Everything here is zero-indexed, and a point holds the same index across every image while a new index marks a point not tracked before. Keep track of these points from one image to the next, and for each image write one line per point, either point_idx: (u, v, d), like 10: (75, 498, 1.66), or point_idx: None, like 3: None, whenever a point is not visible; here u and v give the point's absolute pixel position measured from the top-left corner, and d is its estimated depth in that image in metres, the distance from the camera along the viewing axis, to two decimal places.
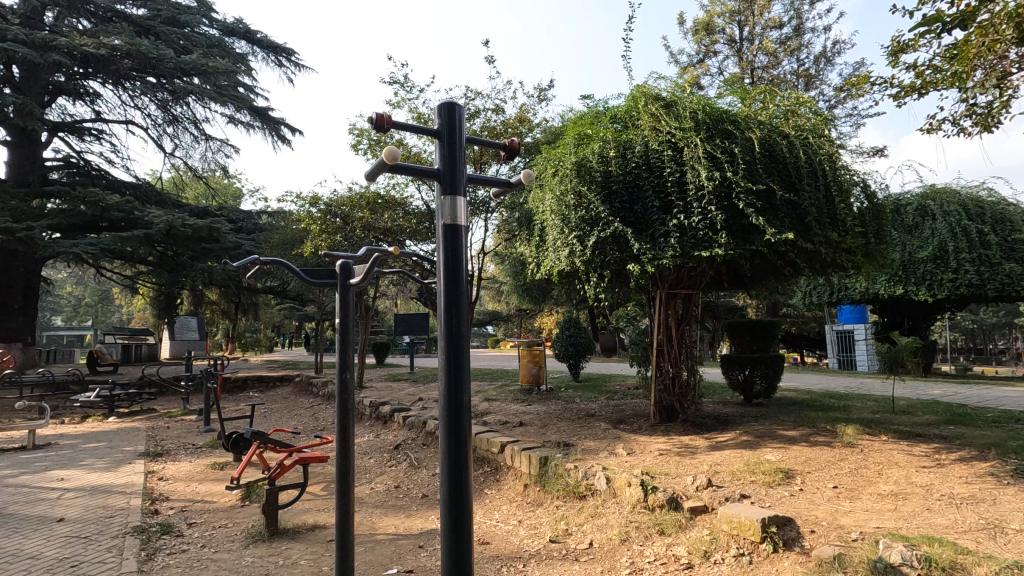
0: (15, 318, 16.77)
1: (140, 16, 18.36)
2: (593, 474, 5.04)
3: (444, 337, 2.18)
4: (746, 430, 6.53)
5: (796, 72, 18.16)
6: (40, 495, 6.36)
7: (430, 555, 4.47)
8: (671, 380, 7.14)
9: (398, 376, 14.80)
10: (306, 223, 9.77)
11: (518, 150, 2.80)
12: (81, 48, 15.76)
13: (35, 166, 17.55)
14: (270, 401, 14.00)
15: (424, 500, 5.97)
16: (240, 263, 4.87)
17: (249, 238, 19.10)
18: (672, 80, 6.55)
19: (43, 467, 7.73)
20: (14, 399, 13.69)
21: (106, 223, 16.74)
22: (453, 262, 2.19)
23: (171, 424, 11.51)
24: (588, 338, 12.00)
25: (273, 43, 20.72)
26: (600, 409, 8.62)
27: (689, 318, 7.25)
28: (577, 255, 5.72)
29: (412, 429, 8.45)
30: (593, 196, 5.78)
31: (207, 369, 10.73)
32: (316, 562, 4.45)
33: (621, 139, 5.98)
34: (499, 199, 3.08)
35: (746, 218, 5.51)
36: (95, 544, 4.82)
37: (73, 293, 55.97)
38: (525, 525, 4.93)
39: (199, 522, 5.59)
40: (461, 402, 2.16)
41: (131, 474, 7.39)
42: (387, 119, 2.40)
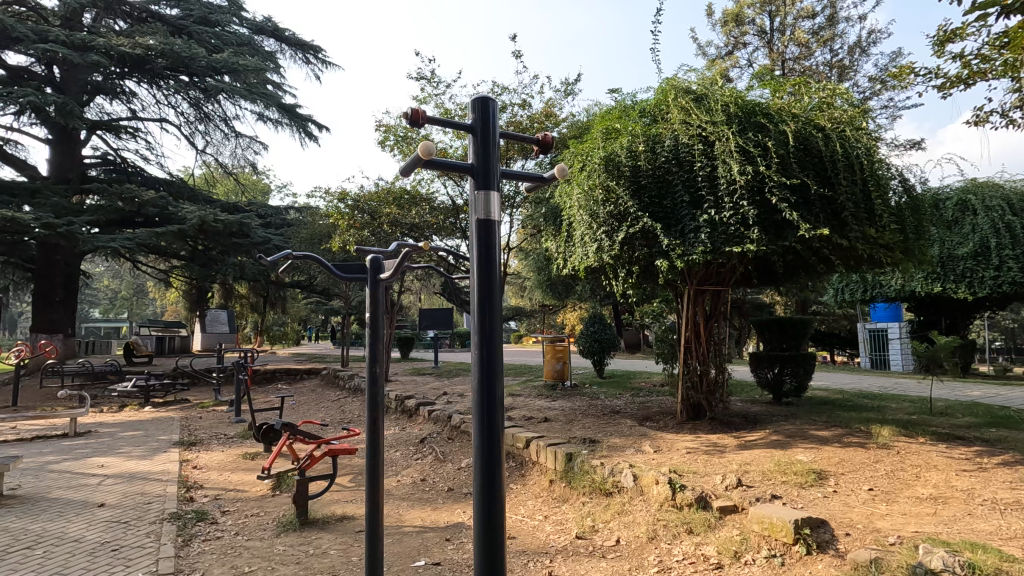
0: (56, 310, 17.37)
1: (174, 16, 18.79)
2: (620, 471, 5.01)
3: (477, 333, 2.18)
4: (776, 429, 6.41)
5: (830, 63, 17.65)
6: (81, 481, 6.61)
7: (456, 548, 4.51)
8: (699, 378, 7.05)
9: (422, 370, 14.98)
10: (334, 218, 9.87)
11: (551, 144, 2.77)
12: (117, 48, 16.20)
13: (75, 163, 18.14)
14: (299, 393, 14.28)
15: (450, 493, 6.03)
16: (273, 258, 4.92)
17: (277, 233, 19.46)
18: (702, 73, 6.45)
19: (84, 454, 8.03)
20: (55, 388, 14.23)
21: (141, 218, 17.24)
22: (486, 258, 2.19)
23: (204, 414, 11.83)
24: (612, 335, 11.94)
25: (301, 40, 21.00)
26: (625, 405, 8.58)
27: (718, 315, 7.13)
28: (606, 250, 5.68)
29: (437, 423, 8.52)
30: (622, 191, 5.71)
31: (238, 361, 10.98)
32: (345, 553, 4.52)
33: (650, 133, 5.89)
34: (531, 194, 3.05)
35: (779, 214, 5.41)
36: (135, 530, 4.99)
37: (110, 287, 57.91)
38: (551, 521, 4.93)
39: (232, 511, 5.74)
40: (494, 396, 2.16)
41: (166, 462, 7.62)
42: (422, 115, 2.40)
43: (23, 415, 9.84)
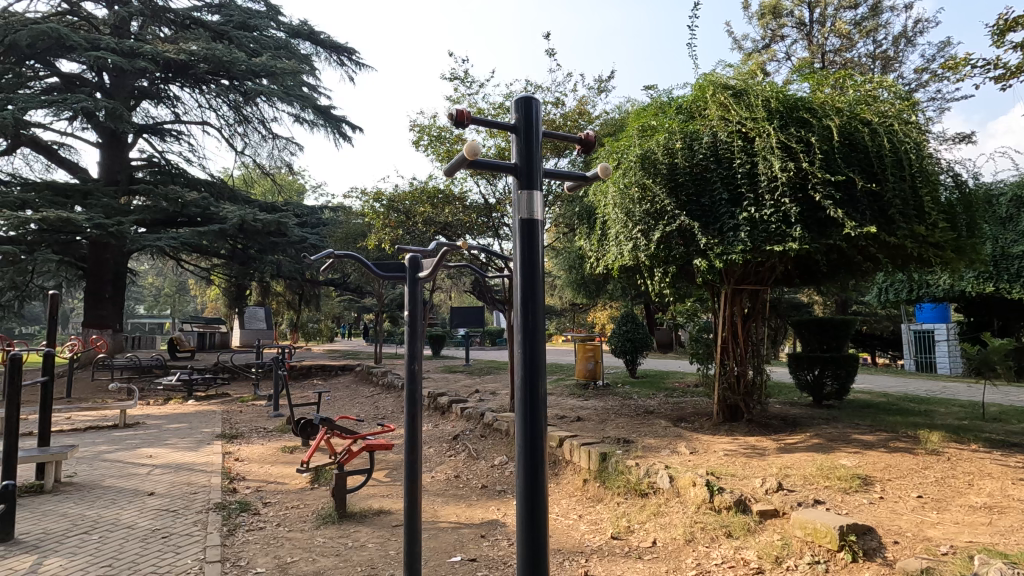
0: (105, 306, 18.15)
1: (215, 22, 19.37)
2: (655, 472, 4.96)
3: (521, 333, 2.18)
4: (818, 432, 6.25)
5: (873, 54, 17.02)
6: (132, 471, 6.90)
7: (492, 545, 4.54)
8: (736, 379, 6.93)
9: (454, 368, 15.13)
10: (369, 218, 10.01)
11: (593, 144, 2.77)
12: (163, 55, 16.82)
13: (123, 166, 18.89)
14: (334, 389, 14.59)
15: (484, 491, 6.07)
16: (316, 258, 5.02)
17: (313, 232, 19.90)
18: (740, 68, 6.34)
19: (133, 445, 8.38)
20: (105, 381, 14.89)
21: (185, 217, 17.90)
22: (530, 257, 2.20)
23: (244, 408, 12.20)
24: (645, 334, 11.81)
25: (336, 43, 21.39)
26: (659, 406, 8.46)
27: (756, 315, 7.00)
28: (641, 249, 5.62)
29: (470, 421, 8.60)
30: (658, 189, 5.65)
31: (276, 357, 11.28)
32: (383, 546, 4.61)
33: (687, 130, 5.81)
34: (574, 192, 3.03)
35: (822, 211, 5.28)
36: (183, 518, 5.19)
37: (155, 284, 60.32)
38: (586, 520, 4.92)
39: (274, 502, 5.91)
40: (537, 394, 2.17)
41: (210, 454, 7.90)
42: (466, 115, 2.43)
43: (77, 406, 10.32)
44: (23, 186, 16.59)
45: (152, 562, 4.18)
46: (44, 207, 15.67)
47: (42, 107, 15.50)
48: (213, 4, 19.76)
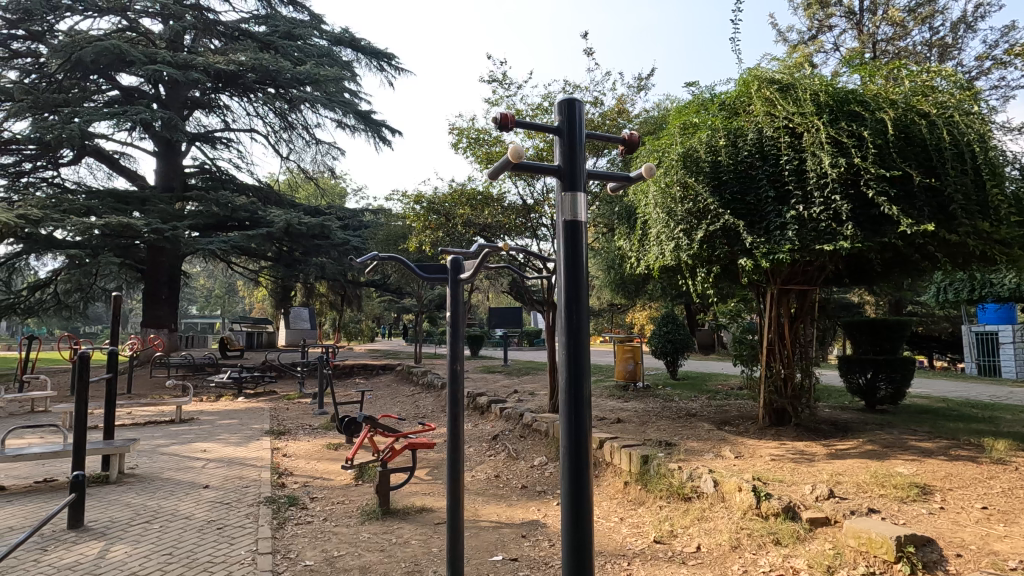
0: (161, 306, 19.08)
1: (262, 33, 20.08)
2: (699, 476, 4.87)
3: (565, 335, 2.18)
4: (871, 438, 6.00)
5: (929, 41, 16.20)
6: (188, 464, 7.24)
7: (533, 546, 4.55)
8: (783, 382, 6.74)
9: (493, 368, 15.23)
10: (410, 220, 10.18)
11: (637, 144, 2.74)
12: (214, 66, 17.58)
13: (177, 173, 19.80)
14: (376, 387, 14.91)
15: (524, 491, 6.10)
16: (361, 260, 5.15)
17: (355, 234, 20.39)
18: (785, 61, 6.16)
19: (189, 439, 8.78)
20: (163, 378, 15.65)
21: (235, 221, 18.63)
22: (574, 259, 2.19)
23: (290, 406, 12.60)
24: (686, 335, 11.60)
25: (376, 49, 21.85)
26: (701, 409, 8.30)
27: (804, 316, 6.79)
28: (684, 249, 5.52)
29: (509, 421, 8.64)
30: (701, 187, 5.54)
31: (321, 356, 11.61)
32: (426, 543, 4.68)
33: (731, 127, 5.69)
34: (617, 193, 3.00)
35: (876, 208, 5.07)
36: (236, 511, 5.41)
37: (206, 285, 62.90)
38: (627, 523, 4.87)
39: (320, 497, 6.09)
40: (582, 397, 2.16)
41: (259, 449, 8.20)
42: (510, 119, 2.44)
43: (137, 402, 10.88)
44: (88, 194, 17.59)
45: (208, 552, 4.37)
46: (107, 213, 16.57)
47: (105, 119, 16.38)
48: (260, 16, 20.49)
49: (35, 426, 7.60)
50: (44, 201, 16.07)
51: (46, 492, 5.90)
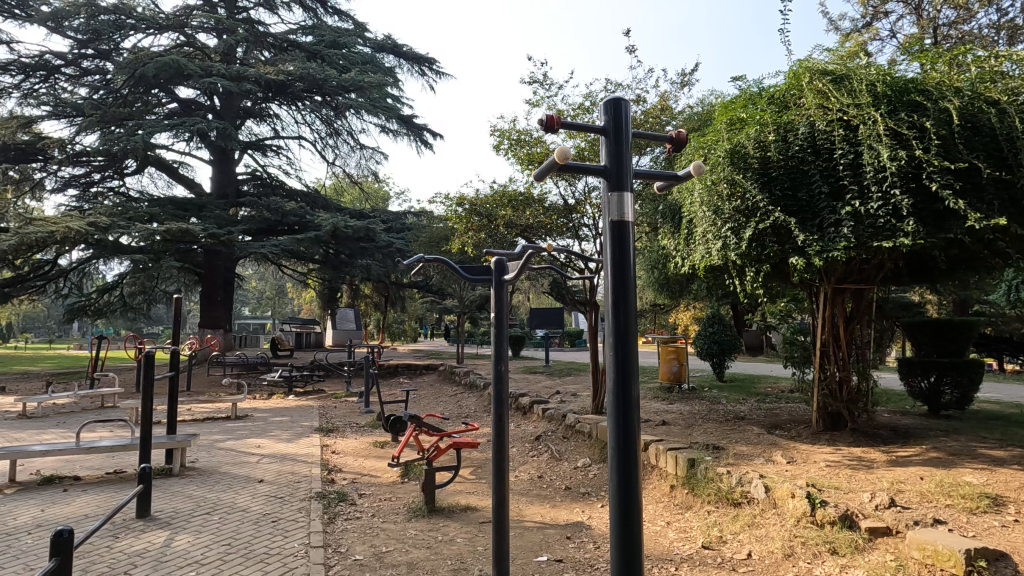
0: (217, 308, 19.99)
1: (309, 43, 20.76)
2: (749, 481, 4.73)
3: (613, 335, 2.16)
4: (935, 445, 5.70)
5: (997, 24, 15.20)
6: (243, 459, 7.56)
7: (578, 547, 4.54)
8: (838, 385, 6.48)
9: (534, 369, 15.24)
10: (452, 222, 10.29)
11: (685, 142, 2.68)
12: (265, 77, 18.29)
13: (231, 180, 20.68)
14: (420, 387, 15.15)
15: (567, 492, 6.09)
16: (408, 262, 5.24)
17: (398, 236, 20.77)
18: (839, 51, 5.93)
19: (244, 435, 9.16)
20: (219, 376, 16.40)
21: (285, 225, 19.34)
22: (620, 259, 2.17)
23: (337, 404, 12.97)
24: (733, 336, 11.29)
25: (417, 54, 22.23)
26: (750, 412, 8.07)
27: (861, 317, 6.50)
28: (731, 248, 5.38)
29: (551, 422, 8.63)
30: (750, 184, 5.38)
31: (367, 356, 11.90)
32: (471, 541, 4.74)
33: (781, 121, 5.51)
34: (665, 192, 2.95)
35: (940, 203, 4.80)
36: (289, 504, 5.62)
37: (258, 287, 65.50)
38: (674, 527, 4.79)
39: (368, 494, 6.25)
40: (630, 398, 2.14)
41: (310, 446, 8.48)
42: (556, 121, 2.44)
43: (196, 399, 11.44)
44: (150, 202, 18.59)
45: (264, 544, 4.56)
46: (167, 220, 17.49)
47: (165, 130, 17.29)
48: (307, 26, 21.17)
49: (106, 421, 8.10)
50: (112, 209, 17.08)
51: (116, 483, 6.28)
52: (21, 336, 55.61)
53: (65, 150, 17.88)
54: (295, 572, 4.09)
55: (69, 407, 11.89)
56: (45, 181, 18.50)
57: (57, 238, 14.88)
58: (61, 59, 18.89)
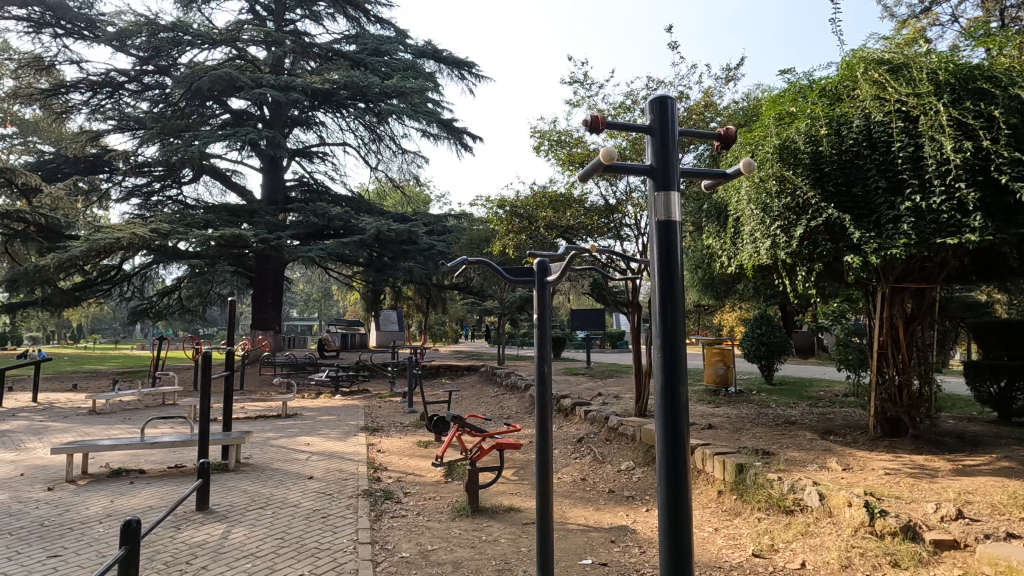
0: (268, 310, 20.76)
1: (352, 51, 21.32)
2: (801, 488, 4.56)
3: (660, 336, 2.13)
4: (1006, 454, 5.36)
5: None
6: (294, 456, 7.83)
7: (623, 551, 4.49)
8: (898, 390, 6.18)
9: (576, 370, 15.13)
10: (494, 224, 10.36)
11: (734, 138, 2.62)
12: (311, 86, 18.89)
13: (280, 187, 21.44)
14: (462, 388, 15.29)
15: (611, 495, 6.02)
16: (451, 265, 5.29)
17: (440, 238, 21.03)
18: (895, 39, 5.67)
19: (294, 433, 9.48)
20: (271, 375, 17.04)
21: (331, 230, 19.93)
22: (668, 259, 2.14)
23: (382, 404, 13.24)
24: (783, 338, 10.92)
25: (457, 59, 22.48)
26: (801, 416, 7.79)
27: (922, 317, 6.17)
28: (781, 247, 5.22)
29: (594, 424, 8.56)
30: (800, 180, 5.20)
31: (410, 357, 12.11)
32: (515, 542, 4.76)
33: (833, 114, 5.30)
34: (712, 191, 2.88)
35: (1010, 196, 4.54)
36: (338, 501, 5.79)
37: (305, 290, 67.64)
38: (723, 534, 4.67)
39: (413, 492, 6.37)
40: (679, 401, 2.10)
41: (357, 444, 8.70)
42: (601, 121, 2.43)
43: (249, 398, 11.92)
44: (206, 209, 19.48)
45: (315, 539, 4.70)
46: (221, 226, 18.28)
47: (220, 140, 18.08)
48: (350, 35, 21.74)
49: (167, 417, 8.53)
50: (171, 216, 17.98)
51: (177, 477, 6.61)
52: (90, 337, 59.24)
53: (128, 162, 18.94)
54: (345, 567, 4.21)
55: (134, 404, 12.59)
56: (111, 192, 19.66)
57: (122, 244, 15.78)
58: (125, 76, 20.04)
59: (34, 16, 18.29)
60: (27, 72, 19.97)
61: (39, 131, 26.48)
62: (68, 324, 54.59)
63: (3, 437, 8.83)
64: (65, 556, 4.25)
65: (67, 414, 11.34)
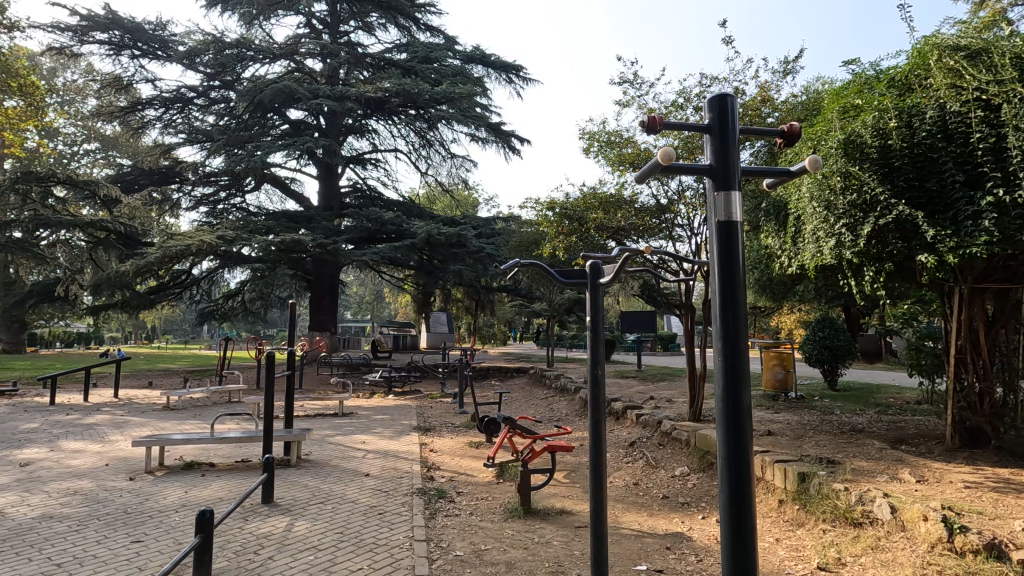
0: (325, 312, 21.55)
1: (403, 60, 21.86)
2: (871, 500, 4.32)
3: (720, 338, 2.09)
4: None
5: None
6: (351, 453, 8.09)
7: (679, 559, 4.40)
8: (978, 398, 5.79)
9: (626, 373, 14.94)
10: (544, 226, 10.34)
11: (798, 134, 2.51)
12: (365, 95, 19.47)
13: (336, 194, 22.22)
14: (511, 389, 15.37)
15: (665, 501, 5.91)
16: (504, 267, 5.32)
17: (489, 241, 21.22)
18: (972, 22, 5.31)
19: (351, 431, 9.79)
20: (328, 374, 17.69)
21: (384, 233, 20.47)
22: (729, 261, 2.09)
23: (434, 404, 13.48)
24: (848, 341, 10.40)
25: (505, 63, 22.64)
26: (868, 424, 7.40)
27: (1006, 320, 5.76)
28: (847, 246, 4.99)
29: (647, 428, 8.43)
30: (867, 175, 4.94)
31: (461, 359, 12.27)
32: (568, 545, 4.74)
33: (904, 105, 5.02)
34: (774, 190, 2.78)
35: None
36: (393, 499, 5.94)
37: (358, 292, 69.74)
38: (785, 545, 4.50)
39: (466, 492, 6.46)
40: (741, 408, 2.05)
41: (411, 443, 8.90)
42: (658, 121, 2.39)
43: (308, 396, 12.38)
44: (267, 216, 20.43)
45: (373, 535, 4.85)
46: (281, 231, 19.11)
47: (280, 150, 18.90)
48: (401, 44, 22.31)
49: (233, 414, 8.99)
50: (237, 223, 18.98)
51: (244, 470, 6.97)
52: (163, 338, 63.32)
53: (197, 173, 20.13)
54: (402, 563, 4.31)
55: (203, 400, 13.33)
56: (182, 201, 20.93)
57: (192, 250, 16.74)
58: (194, 92, 21.29)
59: (115, 40, 19.72)
60: (109, 92, 21.58)
61: (118, 146, 28.54)
62: (143, 325, 58.46)
63: (90, 430, 9.57)
64: (147, 543, 4.57)
65: (145, 409, 12.15)
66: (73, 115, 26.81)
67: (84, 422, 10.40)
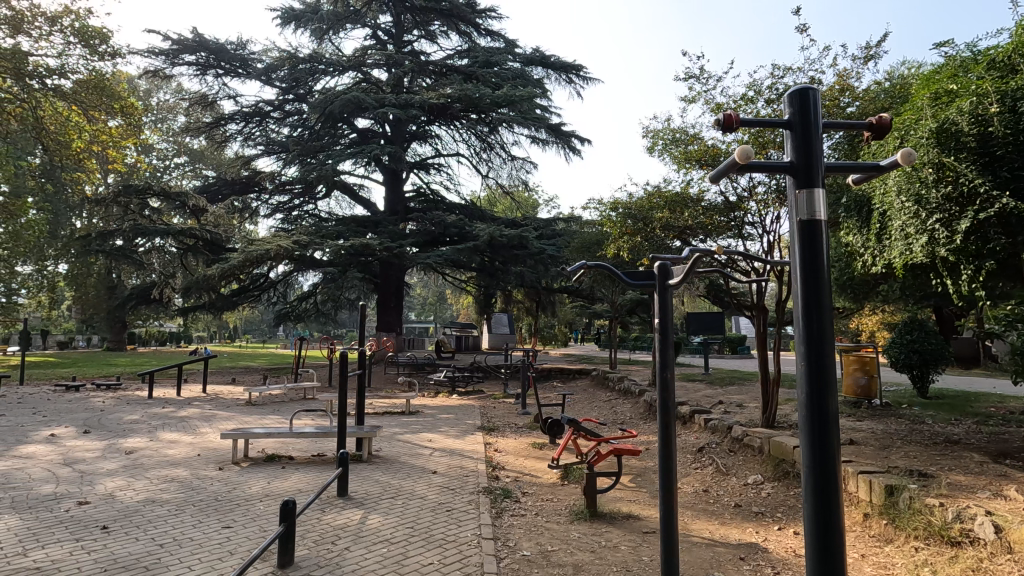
0: (391, 313, 22.30)
1: (464, 65, 22.24)
2: (971, 518, 3.99)
3: (804, 341, 2.01)
4: None
5: None
6: (419, 451, 8.32)
7: (753, 570, 4.24)
8: None
9: (693, 376, 14.53)
10: (607, 227, 10.30)
11: (887, 126, 2.37)
12: (428, 101, 19.99)
13: (401, 199, 22.93)
14: (573, 391, 15.30)
15: (738, 509, 5.71)
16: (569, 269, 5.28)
17: (550, 242, 21.20)
18: None
19: (418, 430, 10.05)
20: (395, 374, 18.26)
21: (447, 237, 20.92)
22: (812, 262, 2.00)
23: (497, 405, 13.62)
24: (940, 344, 9.62)
25: (565, 63, 22.55)
26: (965, 434, 6.82)
27: None
28: (941, 244, 4.63)
29: (715, 433, 8.16)
30: (965, 166, 4.56)
31: (523, 360, 12.33)
32: (636, 550, 4.67)
33: (1008, 88, 4.61)
34: (859, 185, 2.63)
35: None
36: (460, 496, 6.07)
37: (422, 294, 71.50)
38: (872, 561, 4.24)
39: (531, 492, 6.50)
40: (827, 415, 1.96)
41: (475, 443, 9.05)
42: (734, 119, 2.32)
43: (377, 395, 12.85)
44: (337, 221, 21.34)
45: (442, 531, 4.98)
46: (349, 236, 19.96)
47: (349, 158, 19.71)
48: (463, 50, 22.71)
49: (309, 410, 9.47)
50: (309, 229, 19.97)
51: (320, 464, 7.33)
52: (244, 337, 67.52)
53: (274, 182, 21.38)
54: (471, 560, 4.40)
55: (281, 396, 14.13)
56: (260, 209, 22.23)
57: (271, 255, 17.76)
58: (271, 106, 22.59)
59: (202, 60, 21.24)
60: (196, 109, 23.28)
61: (205, 160, 30.72)
62: (225, 327, 62.44)
63: (183, 422, 10.35)
64: (236, 528, 4.91)
65: (230, 404, 13.01)
66: (165, 131, 29.10)
67: (178, 414, 11.28)
